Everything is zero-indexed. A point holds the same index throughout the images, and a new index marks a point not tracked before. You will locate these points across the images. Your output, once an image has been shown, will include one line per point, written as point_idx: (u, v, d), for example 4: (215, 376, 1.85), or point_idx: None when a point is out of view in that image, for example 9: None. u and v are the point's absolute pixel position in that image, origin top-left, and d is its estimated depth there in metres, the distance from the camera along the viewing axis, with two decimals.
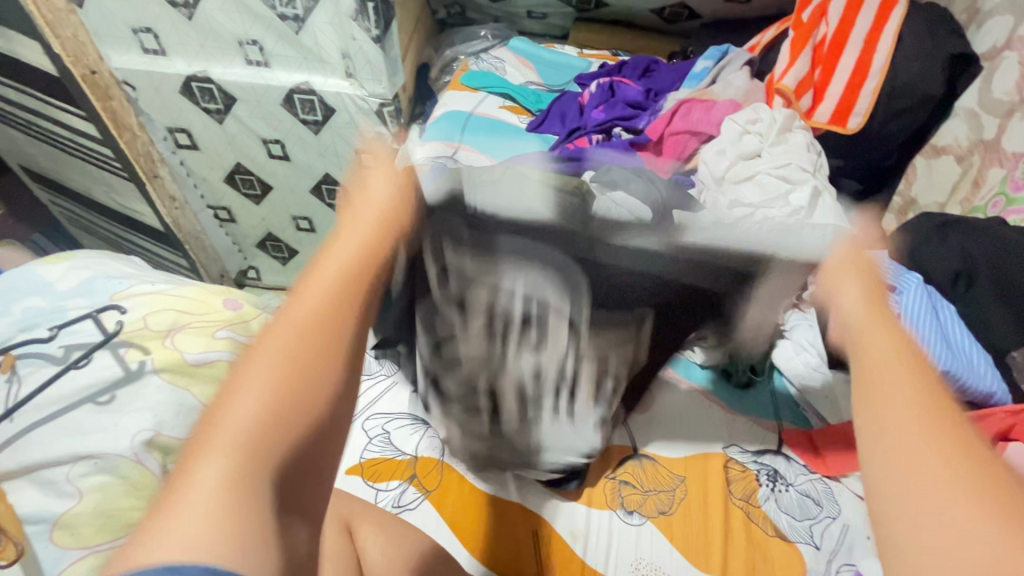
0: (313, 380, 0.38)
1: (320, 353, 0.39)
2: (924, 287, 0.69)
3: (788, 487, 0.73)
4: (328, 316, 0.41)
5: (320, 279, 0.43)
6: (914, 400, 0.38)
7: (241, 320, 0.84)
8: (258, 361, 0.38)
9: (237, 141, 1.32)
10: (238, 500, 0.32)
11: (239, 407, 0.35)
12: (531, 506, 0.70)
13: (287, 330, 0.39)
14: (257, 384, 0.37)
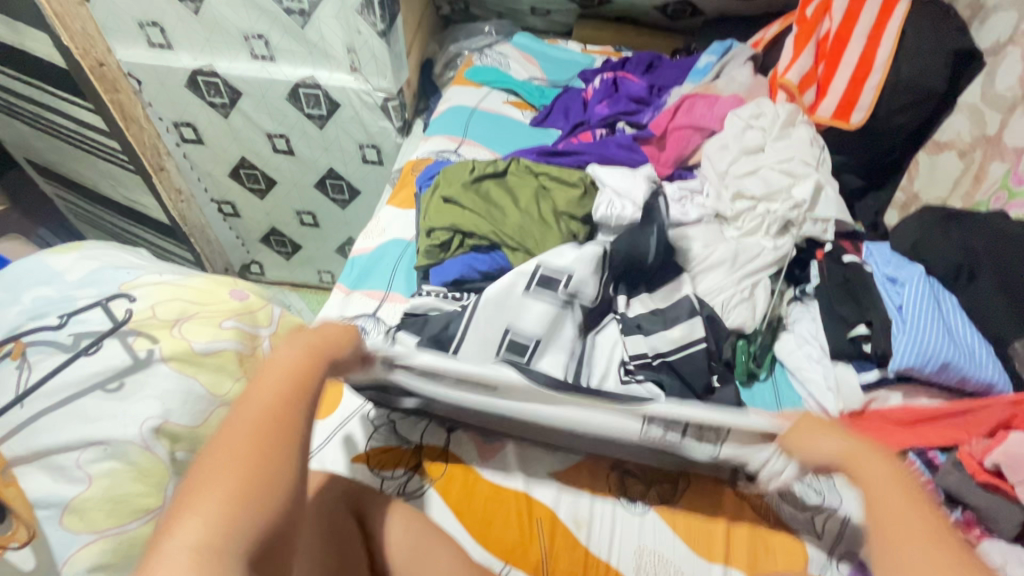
0: (280, 471, 0.42)
1: (284, 432, 0.44)
2: (926, 280, 0.71)
3: (790, 478, 0.74)
4: (284, 402, 0.46)
5: (271, 386, 0.47)
6: (900, 492, 0.48)
7: (247, 310, 0.84)
8: (223, 458, 0.41)
9: (242, 135, 1.33)
10: (207, 570, 0.36)
11: (212, 491, 0.39)
12: (536, 494, 0.71)
13: (246, 430, 0.43)
14: (227, 468, 0.40)
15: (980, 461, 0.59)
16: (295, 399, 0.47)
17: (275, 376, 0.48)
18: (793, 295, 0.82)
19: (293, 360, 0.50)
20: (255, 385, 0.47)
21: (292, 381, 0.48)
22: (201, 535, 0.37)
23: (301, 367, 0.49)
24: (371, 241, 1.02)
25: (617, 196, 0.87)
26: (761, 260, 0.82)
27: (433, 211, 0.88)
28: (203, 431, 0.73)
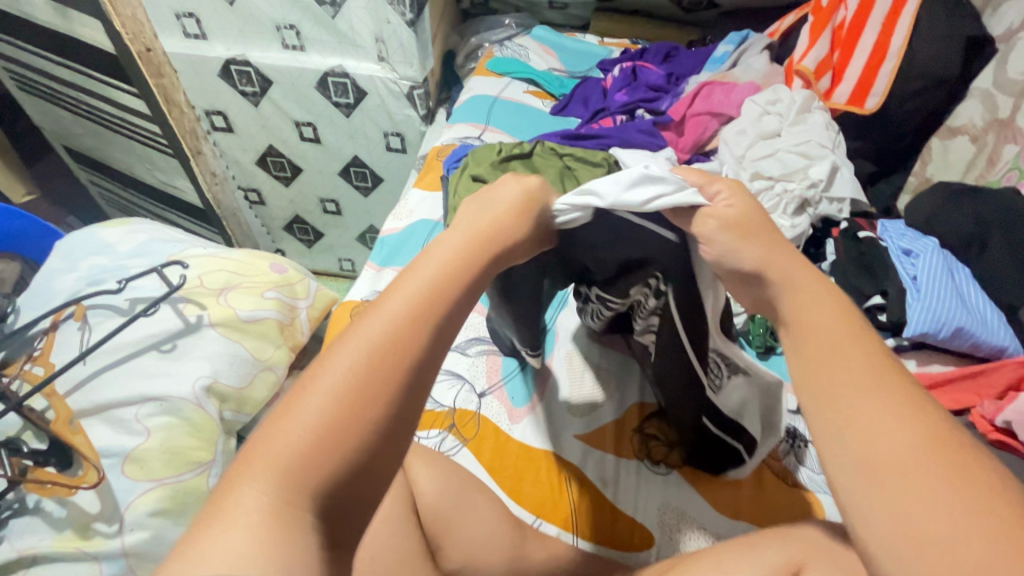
0: (377, 405, 0.34)
1: (394, 358, 0.36)
2: (940, 251, 0.74)
3: (808, 444, 0.77)
4: (403, 328, 0.37)
5: (404, 295, 0.39)
6: (854, 349, 0.40)
7: (286, 282, 0.88)
8: (330, 370, 0.35)
9: (270, 123, 1.38)
10: (277, 519, 0.30)
11: (309, 407, 0.34)
12: (564, 454, 0.74)
13: (362, 346, 0.36)
14: (316, 399, 0.34)
15: (993, 421, 0.63)
16: (411, 330, 0.37)
17: (398, 297, 0.39)
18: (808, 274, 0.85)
19: (424, 281, 0.40)
20: (379, 300, 0.39)
21: (411, 312, 0.38)
22: (288, 457, 0.32)
23: (431, 289, 0.40)
24: (399, 223, 1.06)
25: None
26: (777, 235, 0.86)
27: (463, 190, 0.92)
28: (248, 393, 0.77)
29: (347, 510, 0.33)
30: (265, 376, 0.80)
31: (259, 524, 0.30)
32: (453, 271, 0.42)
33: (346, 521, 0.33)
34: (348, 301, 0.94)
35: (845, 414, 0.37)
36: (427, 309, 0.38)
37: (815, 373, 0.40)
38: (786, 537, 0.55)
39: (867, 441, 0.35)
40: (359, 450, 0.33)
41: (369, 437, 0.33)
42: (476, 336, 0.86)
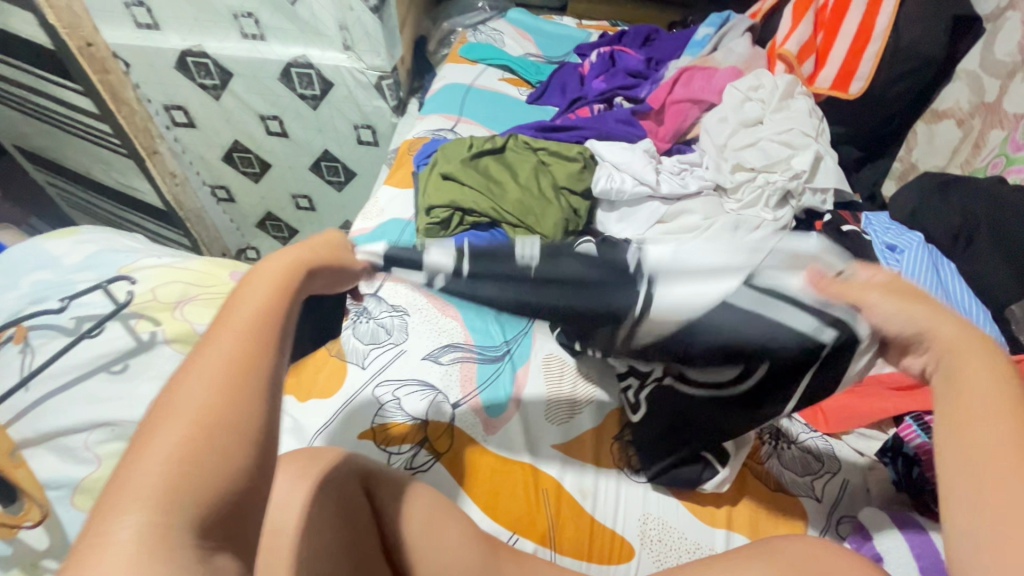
0: (246, 411, 0.32)
1: (248, 366, 0.34)
2: (924, 246, 0.71)
3: (791, 445, 0.75)
4: (250, 337, 0.36)
5: (245, 310, 0.37)
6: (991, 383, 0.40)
7: None
8: (181, 394, 0.32)
9: (234, 117, 1.31)
10: (158, 550, 0.26)
11: (162, 434, 0.30)
12: (542, 466, 0.72)
13: (212, 362, 0.34)
14: (173, 425, 0.31)
15: None
16: (258, 336, 0.36)
17: (241, 311, 0.38)
18: None
19: (261, 295, 0.39)
20: (216, 322, 0.37)
21: (254, 321, 0.37)
22: (154, 487, 0.28)
23: (270, 300, 0.39)
24: (370, 222, 1.01)
25: (617, 169, 0.89)
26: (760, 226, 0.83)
27: (432, 189, 0.87)
28: None
29: (237, 525, 0.30)
30: None
31: (135, 560, 0.26)
32: (288, 280, 0.42)
33: (237, 529, 0.30)
34: None
35: (967, 445, 0.38)
36: (267, 316, 0.38)
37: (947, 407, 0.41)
38: (769, 553, 0.53)
39: (983, 473, 0.37)
40: (235, 454, 0.31)
41: (249, 440, 0.32)
42: (450, 343, 0.82)
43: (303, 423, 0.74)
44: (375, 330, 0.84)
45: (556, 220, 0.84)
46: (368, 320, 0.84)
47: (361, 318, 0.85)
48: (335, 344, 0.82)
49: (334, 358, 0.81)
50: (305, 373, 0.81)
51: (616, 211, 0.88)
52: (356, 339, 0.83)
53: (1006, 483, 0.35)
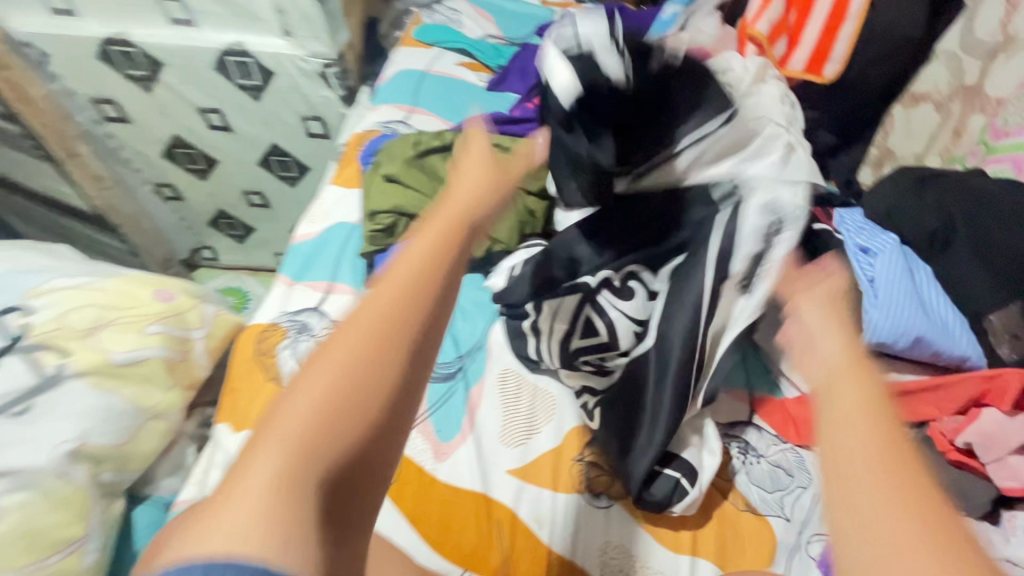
0: (380, 382, 0.35)
1: (393, 340, 0.37)
2: (899, 249, 0.66)
3: (759, 459, 0.71)
4: (399, 307, 0.38)
5: (403, 274, 0.39)
6: (861, 392, 0.34)
7: (175, 312, 0.76)
8: (332, 349, 0.36)
9: (171, 110, 1.21)
10: (286, 500, 0.31)
11: (310, 384, 0.34)
12: (495, 494, 0.67)
13: (363, 325, 0.37)
14: (317, 380, 0.35)
15: (953, 441, 0.57)
16: (412, 305, 0.38)
17: (396, 274, 0.40)
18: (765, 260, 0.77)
19: (421, 259, 0.41)
20: (376, 283, 0.40)
21: (406, 286, 0.39)
22: (296, 434, 0.32)
23: (423, 261, 0.41)
24: (314, 227, 0.93)
25: None
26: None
27: (375, 193, 0.80)
28: (131, 448, 0.67)
29: (349, 487, 0.34)
30: (153, 426, 0.70)
31: (265, 499, 0.30)
32: (447, 247, 0.43)
33: (353, 494, 0.35)
34: (254, 325, 0.83)
35: (841, 494, 0.30)
36: (424, 279, 0.40)
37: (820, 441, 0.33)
38: None
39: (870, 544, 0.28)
40: (369, 415, 0.35)
41: (380, 409, 0.35)
42: None
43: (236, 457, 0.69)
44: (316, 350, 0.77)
45: (510, 223, 0.80)
46: (309, 338, 0.78)
47: (302, 337, 0.78)
48: (273, 366, 0.77)
49: (271, 383, 0.75)
50: (241, 398, 0.75)
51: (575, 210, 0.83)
52: (296, 360, 0.76)
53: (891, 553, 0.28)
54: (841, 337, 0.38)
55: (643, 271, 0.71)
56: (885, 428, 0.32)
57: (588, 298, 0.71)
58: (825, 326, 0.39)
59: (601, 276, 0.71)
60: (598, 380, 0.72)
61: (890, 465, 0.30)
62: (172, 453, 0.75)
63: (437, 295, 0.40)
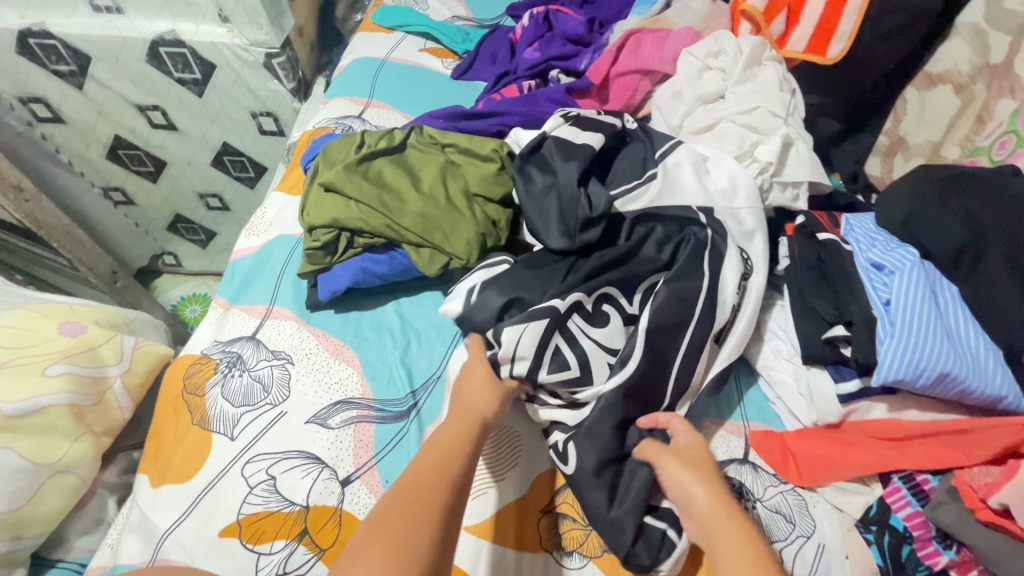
0: (423, 529, 0.43)
1: (428, 496, 0.46)
2: (919, 265, 0.56)
3: (756, 503, 0.58)
4: (431, 472, 0.48)
5: (435, 452, 0.50)
6: (712, 499, 0.49)
7: (86, 347, 0.67)
8: (382, 508, 0.45)
9: (107, 109, 1.10)
10: None
11: (369, 538, 0.42)
12: (450, 558, 0.57)
13: (405, 489, 0.46)
14: (371, 533, 0.43)
15: (984, 498, 0.49)
16: (440, 473, 0.48)
17: (431, 450, 0.51)
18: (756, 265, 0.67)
19: (446, 435, 0.52)
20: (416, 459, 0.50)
21: (437, 459, 0.49)
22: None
23: (456, 446, 0.51)
24: (255, 240, 0.83)
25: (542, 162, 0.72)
26: (719, 237, 0.67)
27: (313, 205, 0.70)
28: (29, 511, 0.58)
29: None
30: (58, 482, 0.61)
31: None
32: (469, 427, 0.53)
33: None
34: (183, 357, 0.73)
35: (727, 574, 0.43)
36: (456, 458, 0.50)
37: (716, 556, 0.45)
38: None
39: None
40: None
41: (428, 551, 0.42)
42: (342, 398, 0.66)
43: (153, 519, 0.60)
44: (248, 387, 0.67)
45: (469, 236, 0.68)
46: (242, 374, 0.68)
47: (234, 371, 0.69)
48: (200, 407, 0.67)
49: (197, 428, 0.65)
50: (165, 445, 0.66)
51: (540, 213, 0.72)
52: (226, 400, 0.66)
53: None
54: (707, 483, 0.51)
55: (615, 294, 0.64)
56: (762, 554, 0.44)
57: (558, 324, 0.60)
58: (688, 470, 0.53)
59: (572, 299, 0.61)
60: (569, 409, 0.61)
61: (754, 556, 0.43)
62: (88, 507, 0.66)
63: (467, 470, 0.50)
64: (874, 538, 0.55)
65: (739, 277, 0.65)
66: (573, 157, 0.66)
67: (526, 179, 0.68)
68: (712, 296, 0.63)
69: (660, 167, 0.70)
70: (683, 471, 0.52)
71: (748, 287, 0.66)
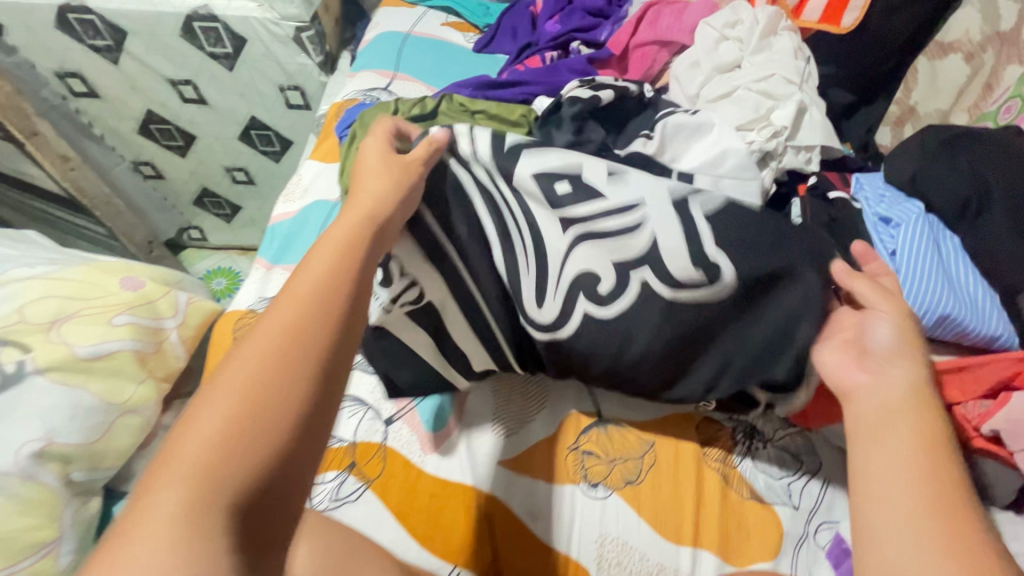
0: (286, 387, 0.32)
1: (296, 342, 0.34)
2: (924, 218, 0.60)
3: (765, 445, 0.67)
4: (299, 314, 0.35)
5: (302, 285, 0.37)
6: (908, 384, 0.42)
7: (144, 301, 0.73)
8: (234, 363, 0.33)
9: (140, 84, 1.14)
10: (190, 529, 0.26)
11: (215, 403, 0.31)
12: (485, 486, 0.63)
13: (264, 338, 0.34)
14: (221, 397, 0.31)
15: (976, 427, 0.54)
16: (316, 305, 0.36)
17: (303, 281, 0.37)
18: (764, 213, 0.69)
19: (319, 269, 0.38)
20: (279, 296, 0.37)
21: (308, 292, 0.36)
22: (198, 458, 0.29)
23: (337, 257, 0.39)
24: (292, 206, 0.88)
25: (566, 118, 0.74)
26: None
27: (349, 166, 0.74)
28: (104, 445, 0.64)
29: (274, 508, 0.30)
30: (127, 421, 0.67)
31: (167, 542, 0.26)
32: (351, 251, 0.41)
33: (279, 520, 0.30)
34: (231, 312, 0.78)
35: (886, 437, 0.39)
36: (336, 287, 0.37)
37: (863, 445, 0.40)
38: None
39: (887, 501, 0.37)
40: (276, 433, 0.30)
41: (296, 416, 0.31)
42: None
43: None
44: None
45: None
46: None
47: None
48: None
49: None
50: None
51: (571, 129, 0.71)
52: None
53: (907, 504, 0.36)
54: (908, 361, 0.43)
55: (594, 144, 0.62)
56: (939, 477, 0.37)
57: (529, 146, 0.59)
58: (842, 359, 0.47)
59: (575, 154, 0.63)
60: (618, 227, 0.55)
61: (920, 470, 0.37)
62: (151, 446, 0.72)
63: (353, 299, 0.38)
64: None
65: None
66: (581, 100, 0.72)
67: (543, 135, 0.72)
68: None
69: (659, 127, 0.72)
70: (898, 342, 0.44)
71: None
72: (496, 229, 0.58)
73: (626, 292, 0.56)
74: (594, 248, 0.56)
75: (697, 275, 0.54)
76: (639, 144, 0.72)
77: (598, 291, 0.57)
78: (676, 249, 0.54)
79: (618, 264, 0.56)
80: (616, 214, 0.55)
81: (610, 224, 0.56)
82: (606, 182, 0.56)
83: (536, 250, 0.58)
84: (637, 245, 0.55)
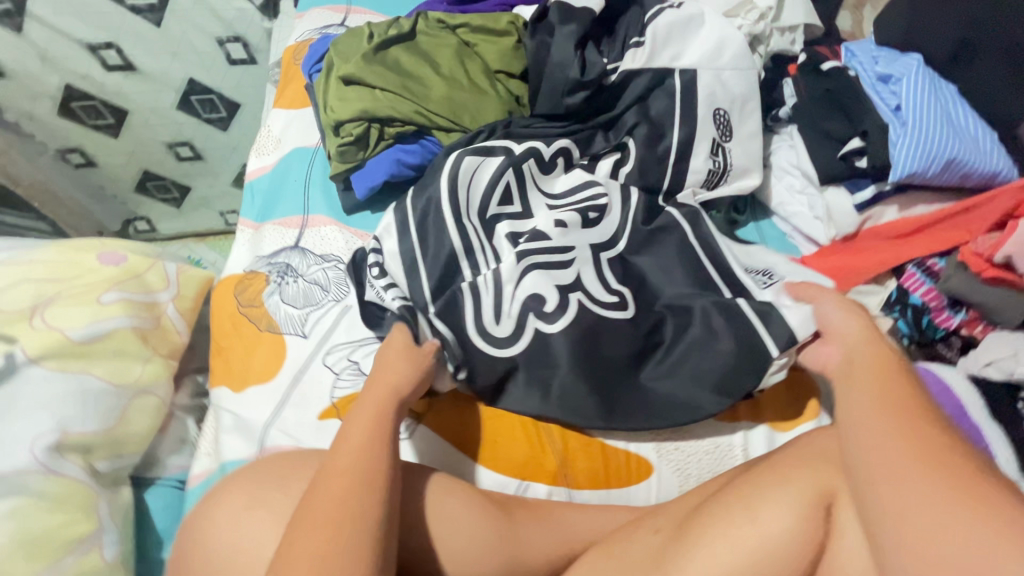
0: (368, 496, 0.42)
1: (364, 463, 0.44)
2: (923, 69, 0.65)
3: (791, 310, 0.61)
4: (368, 446, 0.45)
5: (357, 427, 0.47)
6: (859, 329, 0.45)
7: (131, 275, 0.67)
8: (326, 483, 0.42)
9: (53, 54, 1.00)
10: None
11: (316, 518, 0.40)
12: None
13: (342, 463, 0.44)
14: (323, 505, 0.41)
15: (989, 259, 0.58)
16: (371, 438, 0.46)
17: (355, 429, 0.47)
18: (738, 128, 0.71)
19: (366, 410, 0.48)
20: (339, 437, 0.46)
21: (366, 437, 0.46)
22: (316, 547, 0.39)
23: (366, 440, 0.46)
24: (267, 159, 0.81)
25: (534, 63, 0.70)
26: (701, 94, 0.69)
27: (335, 101, 0.69)
28: (122, 430, 0.59)
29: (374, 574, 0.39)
30: (142, 403, 0.61)
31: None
32: (387, 403, 0.49)
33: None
34: (228, 277, 0.73)
35: (871, 372, 0.40)
36: (379, 428, 0.47)
37: (846, 391, 0.40)
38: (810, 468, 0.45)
39: (863, 416, 0.36)
40: (368, 529, 0.40)
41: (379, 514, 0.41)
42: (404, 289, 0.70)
43: (247, 417, 0.62)
44: (308, 290, 0.68)
45: (496, 114, 0.70)
46: (296, 280, 0.69)
47: (287, 278, 0.69)
48: (262, 316, 0.67)
49: (267, 334, 0.66)
50: (234, 357, 0.66)
51: (545, 83, 0.69)
52: (287, 305, 0.67)
53: (880, 421, 0.35)
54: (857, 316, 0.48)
55: (571, 148, 0.69)
56: (897, 398, 0.37)
57: (513, 164, 0.65)
58: (840, 309, 0.49)
59: (558, 144, 0.68)
60: (559, 260, 0.62)
61: (884, 402, 0.36)
62: (170, 428, 0.67)
63: (394, 436, 0.47)
64: (898, 316, 0.63)
65: (711, 144, 0.69)
66: (572, 20, 0.68)
67: (538, 47, 0.69)
68: (688, 147, 0.69)
69: (650, 31, 0.70)
70: (844, 315, 0.48)
71: (728, 149, 0.70)
72: (472, 270, 0.63)
73: (565, 311, 0.60)
74: (538, 272, 0.61)
75: (613, 298, 0.62)
76: (628, 57, 0.70)
77: (545, 308, 0.60)
78: (596, 275, 0.63)
79: (559, 284, 0.61)
80: (561, 246, 0.63)
81: (550, 257, 0.62)
82: (556, 227, 0.64)
83: (495, 274, 0.61)
84: (570, 273, 0.62)
